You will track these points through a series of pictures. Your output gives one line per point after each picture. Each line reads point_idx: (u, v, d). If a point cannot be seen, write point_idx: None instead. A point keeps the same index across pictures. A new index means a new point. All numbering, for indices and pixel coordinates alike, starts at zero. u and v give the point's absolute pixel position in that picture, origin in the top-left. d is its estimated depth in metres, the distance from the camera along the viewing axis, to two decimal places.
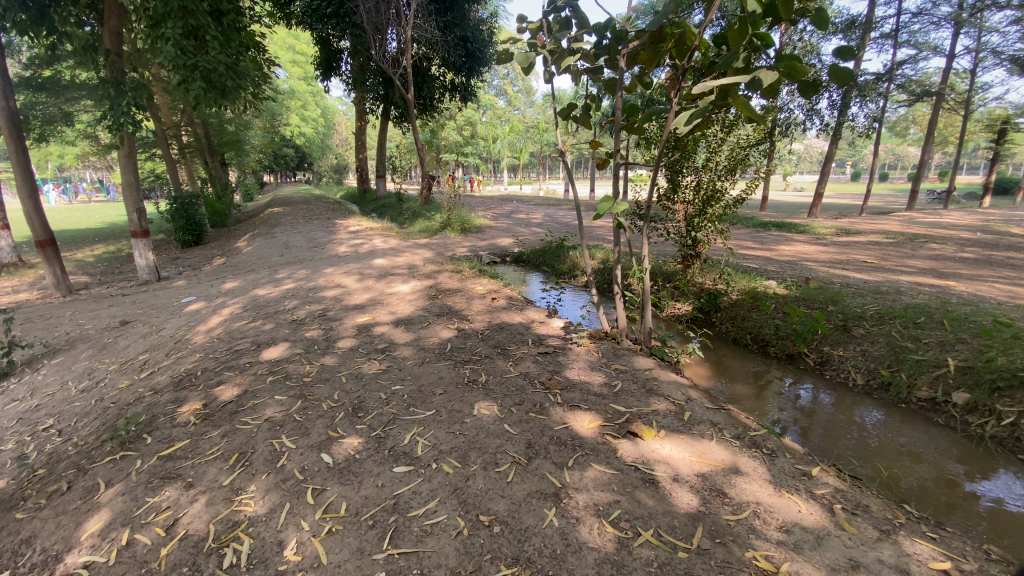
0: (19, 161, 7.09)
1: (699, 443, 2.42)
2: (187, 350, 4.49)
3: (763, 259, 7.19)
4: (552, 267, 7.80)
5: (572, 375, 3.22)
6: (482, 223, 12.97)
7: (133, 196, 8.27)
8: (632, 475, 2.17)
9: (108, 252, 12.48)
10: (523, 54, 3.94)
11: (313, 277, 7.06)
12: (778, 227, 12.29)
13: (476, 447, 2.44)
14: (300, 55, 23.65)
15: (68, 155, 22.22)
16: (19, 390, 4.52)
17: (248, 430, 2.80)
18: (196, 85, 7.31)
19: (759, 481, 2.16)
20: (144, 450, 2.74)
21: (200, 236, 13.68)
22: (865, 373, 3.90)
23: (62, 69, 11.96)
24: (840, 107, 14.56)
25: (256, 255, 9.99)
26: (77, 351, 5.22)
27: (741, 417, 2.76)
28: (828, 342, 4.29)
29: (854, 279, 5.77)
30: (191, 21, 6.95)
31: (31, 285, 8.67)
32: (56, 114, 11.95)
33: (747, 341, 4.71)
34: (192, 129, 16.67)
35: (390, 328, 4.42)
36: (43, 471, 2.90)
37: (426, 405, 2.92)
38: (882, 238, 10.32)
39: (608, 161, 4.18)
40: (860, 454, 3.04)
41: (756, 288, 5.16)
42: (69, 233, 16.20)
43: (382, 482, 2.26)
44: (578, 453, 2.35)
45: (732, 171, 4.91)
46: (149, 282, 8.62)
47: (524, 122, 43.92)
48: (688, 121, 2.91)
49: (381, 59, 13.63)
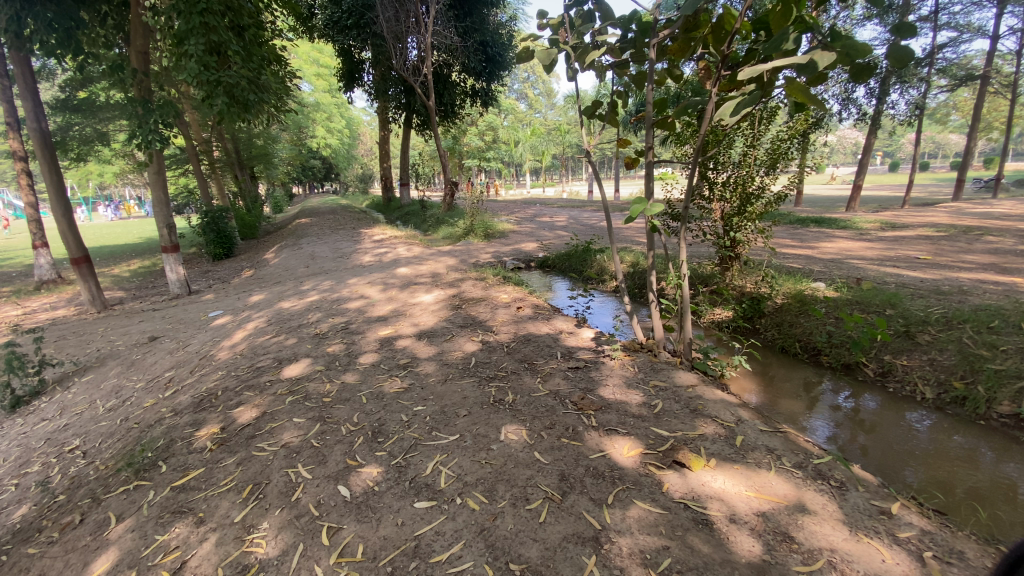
0: (53, 180, 7.24)
1: (755, 475, 2.15)
2: (210, 367, 4.41)
3: (806, 258, 6.74)
4: (579, 272, 7.54)
5: (607, 394, 2.97)
6: (506, 228, 12.77)
7: (163, 213, 8.38)
8: (682, 516, 1.91)
9: (143, 267, 12.81)
10: (545, 51, 3.72)
11: (337, 288, 6.99)
12: (816, 222, 11.73)
13: (505, 479, 2.22)
14: (325, 67, 24.09)
15: (108, 175, 23.11)
16: (49, 409, 4.53)
17: (265, 457, 2.65)
18: (219, 100, 7.36)
19: (831, 522, 1.87)
20: (158, 480, 2.62)
21: (230, 249, 13.90)
22: (935, 386, 3.52)
23: (98, 91, 12.34)
24: (879, 95, 13.84)
25: (283, 267, 10.05)
26: (107, 368, 5.24)
27: (802, 441, 2.47)
28: (888, 350, 3.91)
29: (908, 278, 5.33)
30: (213, 37, 6.99)
31: (68, 302, 8.89)
32: (92, 135, 12.36)
33: (796, 350, 4.35)
34: (222, 144, 17.06)
35: (413, 341, 4.24)
36: (63, 498, 2.82)
37: (450, 429, 2.72)
38: (932, 231, 9.68)
39: (638, 160, 3.93)
40: (929, 475, 2.74)
41: (803, 291, 4.80)
42: (108, 249, 16.77)
43: (402, 520, 2.05)
44: (618, 487, 2.10)
45: (773, 166, 4.65)
46: (180, 296, 8.74)
47: (546, 124, 43.72)
48: (736, 111, 2.61)
49: (402, 67, 13.64)
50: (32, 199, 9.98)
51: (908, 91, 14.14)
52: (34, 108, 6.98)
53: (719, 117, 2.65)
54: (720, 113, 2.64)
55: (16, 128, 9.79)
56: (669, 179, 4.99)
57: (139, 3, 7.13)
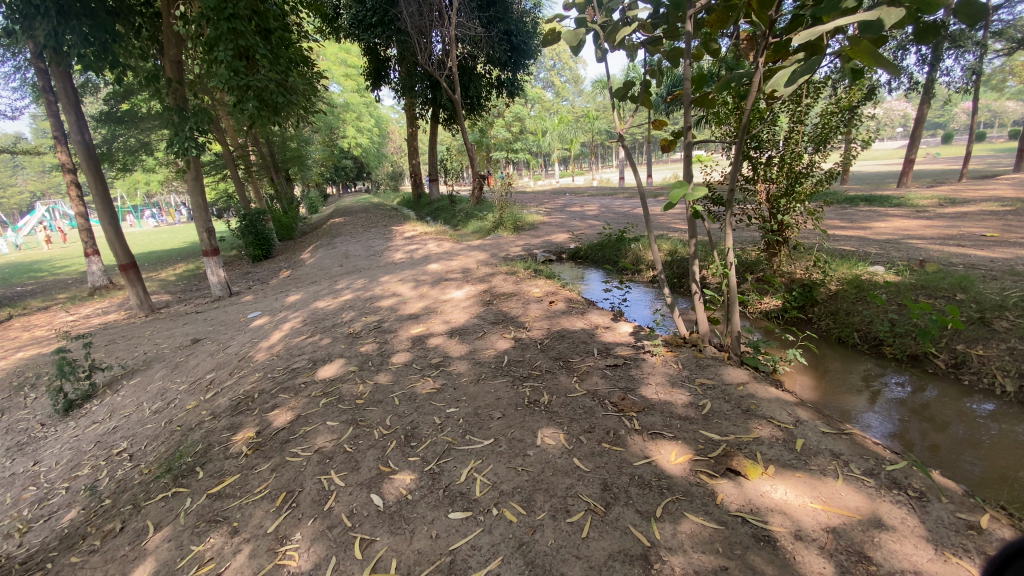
0: (98, 190, 7.52)
1: (820, 484, 1.94)
2: (249, 369, 4.46)
3: (858, 240, 6.29)
4: (613, 262, 7.29)
5: (650, 393, 2.79)
6: (535, 220, 12.56)
7: (203, 217, 8.59)
8: (740, 531, 1.74)
9: (188, 270, 13.30)
10: (571, 32, 3.52)
11: (370, 286, 7.00)
12: (866, 201, 11.04)
13: (543, 488, 2.09)
14: (352, 67, 24.42)
15: (154, 182, 24.13)
16: (100, 412, 4.68)
17: (298, 463, 2.60)
18: (249, 104, 7.43)
19: (913, 539, 1.65)
20: (196, 487, 2.62)
21: (268, 250, 14.24)
22: (1017, 377, 3.15)
23: (138, 102, 12.76)
24: (932, 62, 12.85)
25: (318, 266, 10.17)
26: (153, 370, 5.38)
27: (872, 444, 2.23)
28: (961, 339, 3.55)
29: (977, 257, 4.89)
30: (241, 42, 7.06)
31: (118, 307, 9.27)
32: (135, 144, 12.90)
33: (855, 340, 4.02)
34: (257, 149, 17.50)
35: (444, 339, 4.16)
36: (109, 502, 2.86)
37: (484, 432, 2.61)
38: (998, 205, 8.91)
39: (675, 141, 3.67)
40: (1011, 475, 2.46)
41: (860, 276, 4.45)
42: (155, 255, 17.49)
43: (436, 532, 1.95)
44: (667, 498, 1.94)
45: (823, 142, 4.34)
46: (221, 298, 8.97)
47: (573, 111, 42.87)
48: (790, 81, 2.27)
49: (427, 63, 13.57)
50: (81, 210, 10.43)
51: (962, 56, 13.14)
52: (78, 122, 7.26)
53: (770, 88, 2.31)
54: (771, 83, 2.29)
55: (63, 142, 10.28)
56: (707, 164, 4.77)
57: (170, 13, 7.32)
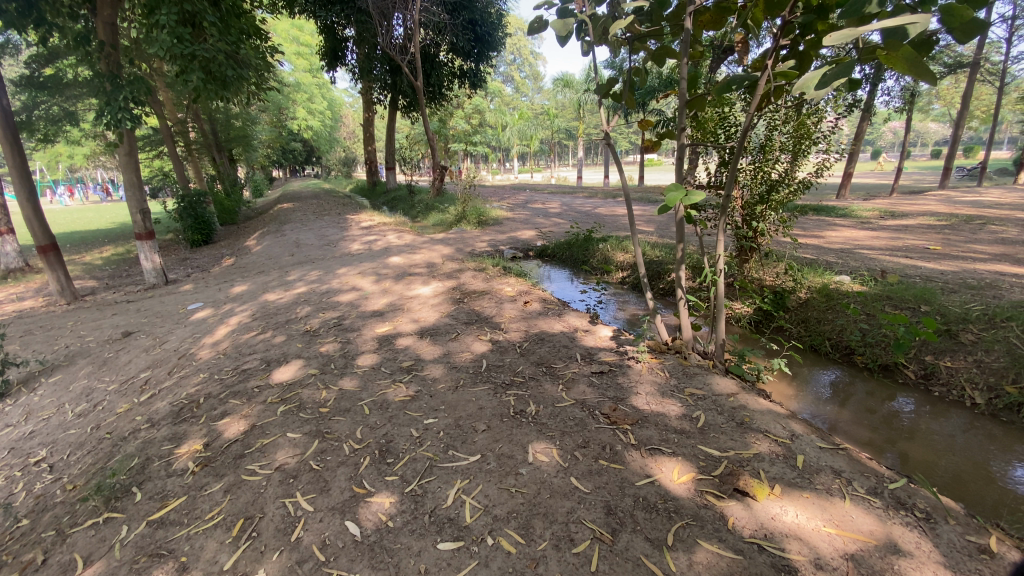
0: (14, 161, 6.67)
1: (829, 505, 1.87)
2: (191, 368, 4.00)
3: (816, 248, 6.48)
4: (581, 262, 7.21)
5: (641, 403, 2.69)
6: (498, 215, 12.32)
7: (136, 197, 7.78)
8: (759, 561, 1.63)
9: (116, 254, 12.15)
10: (560, 21, 3.28)
11: (326, 279, 6.56)
12: (815, 210, 11.53)
13: (541, 513, 1.92)
14: (305, 46, 23.29)
15: (79, 155, 21.97)
16: (13, 414, 4.08)
17: (258, 483, 2.30)
18: (194, 76, 6.77)
19: (931, 566, 1.59)
20: (134, 511, 2.26)
21: (210, 235, 13.24)
22: (985, 390, 3.28)
23: (63, 67, 11.49)
24: (874, 81, 13.61)
25: (267, 255, 9.51)
26: (76, 367, 4.78)
27: (868, 460, 2.20)
28: (930, 351, 3.67)
29: (927, 269, 5.13)
30: (187, 7, 6.40)
31: (35, 293, 8.30)
32: (60, 113, 11.65)
33: (827, 349, 4.11)
34: (198, 126, 16.25)
35: (415, 340, 3.90)
36: (24, 526, 2.43)
37: (469, 447, 2.40)
38: (933, 220, 9.53)
39: (660, 142, 3.56)
40: (973, 480, 2.58)
41: (829, 284, 4.57)
42: (78, 235, 15.93)
43: (425, 567, 1.74)
44: (677, 522, 1.82)
45: (798, 151, 4.45)
46: (156, 285, 8.19)
47: (534, 108, 42.86)
48: (819, 85, 1.99)
49: (388, 46, 13.03)
50: None
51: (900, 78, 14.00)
52: None
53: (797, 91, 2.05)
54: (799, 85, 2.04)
55: None
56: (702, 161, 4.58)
57: None
